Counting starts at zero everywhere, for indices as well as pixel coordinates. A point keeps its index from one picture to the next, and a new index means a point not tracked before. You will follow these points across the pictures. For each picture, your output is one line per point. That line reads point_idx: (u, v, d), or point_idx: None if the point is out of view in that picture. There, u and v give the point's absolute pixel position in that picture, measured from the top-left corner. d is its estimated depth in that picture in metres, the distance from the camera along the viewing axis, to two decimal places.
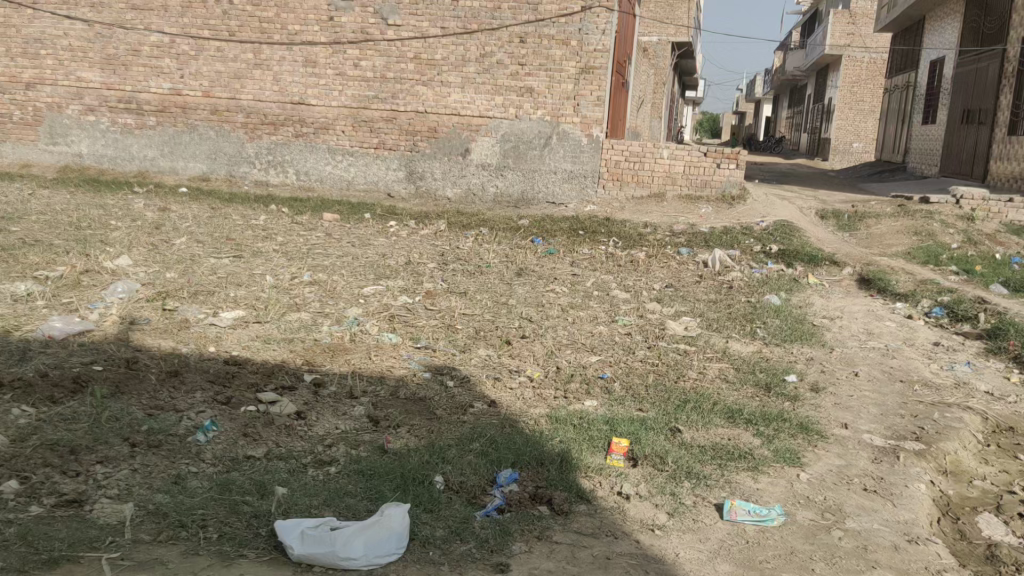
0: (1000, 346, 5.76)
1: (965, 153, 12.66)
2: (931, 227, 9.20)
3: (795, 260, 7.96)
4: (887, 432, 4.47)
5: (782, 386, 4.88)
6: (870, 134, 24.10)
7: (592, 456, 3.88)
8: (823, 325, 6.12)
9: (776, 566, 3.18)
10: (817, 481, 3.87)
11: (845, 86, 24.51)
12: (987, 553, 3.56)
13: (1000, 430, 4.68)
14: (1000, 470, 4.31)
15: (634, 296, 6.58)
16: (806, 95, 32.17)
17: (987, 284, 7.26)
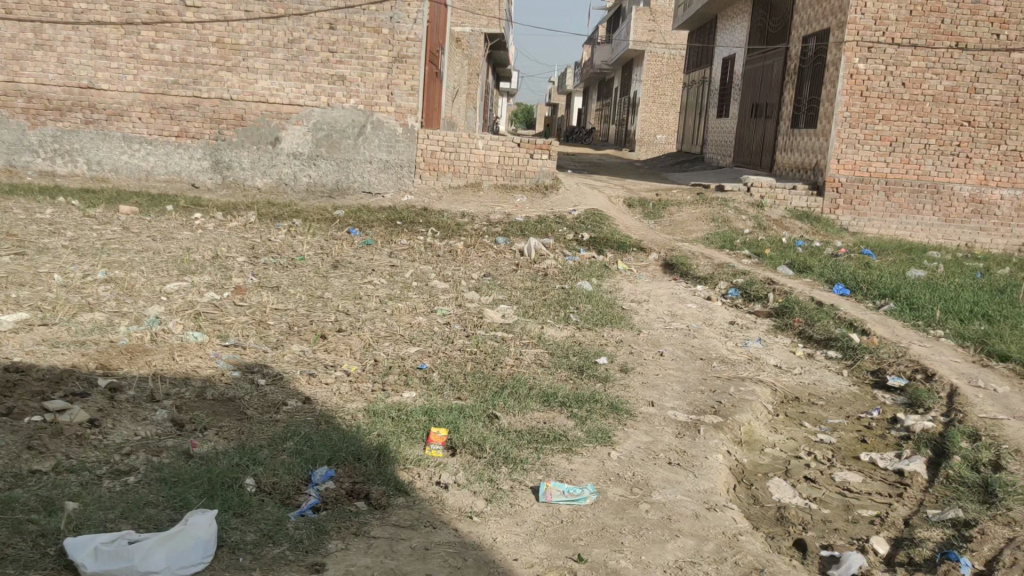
0: (786, 323, 6.29)
1: (755, 145, 13.64)
2: (726, 214, 9.87)
3: (604, 247, 8.29)
4: (689, 407, 4.75)
5: (593, 368, 5.08)
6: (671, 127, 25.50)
7: (410, 448, 3.87)
8: (632, 309, 6.41)
9: (588, 543, 3.31)
10: (627, 458, 4.06)
11: (648, 80, 25.76)
12: (777, 514, 3.87)
13: (787, 401, 5.10)
14: (788, 437, 4.70)
15: (452, 286, 6.60)
16: (613, 89, 33.58)
17: (775, 266, 7.87)
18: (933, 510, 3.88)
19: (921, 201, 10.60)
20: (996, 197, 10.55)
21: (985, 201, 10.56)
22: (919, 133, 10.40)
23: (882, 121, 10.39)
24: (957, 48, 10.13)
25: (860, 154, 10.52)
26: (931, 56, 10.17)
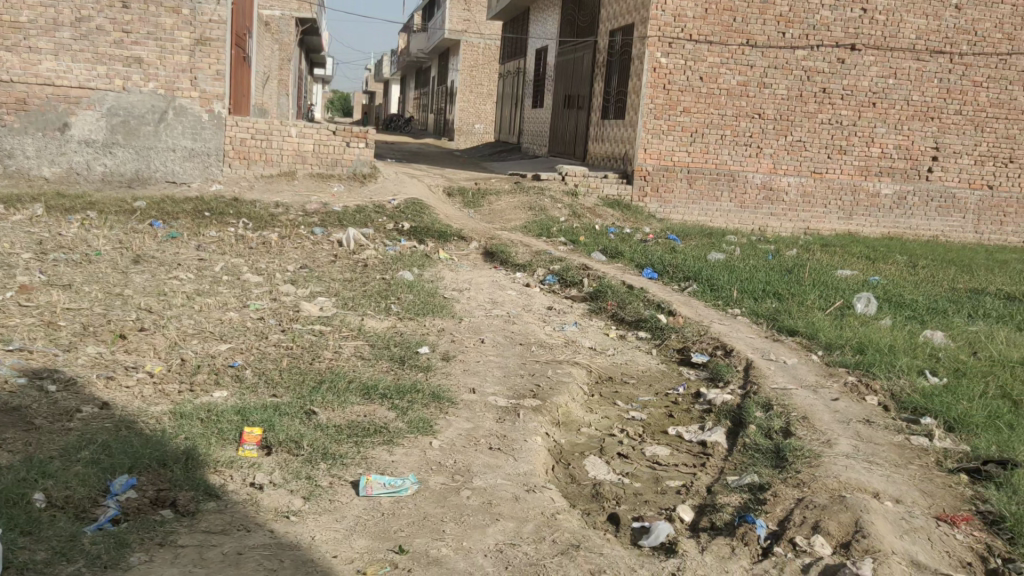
0: (600, 307, 6.54)
1: (568, 135, 14.06)
2: (542, 202, 10.12)
3: (425, 236, 8.29)
4: (509, 392, 4.84)
5: (414, 358, 5.06)
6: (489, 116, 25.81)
7: (222, 449, 3.70)
8: (453, 297, 6.44)
9: (409, 533, 3.30)
10: (448, 446, 4.07)
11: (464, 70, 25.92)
12: (592, 491, 4.04)
13: (602, 381, 5.32)
14: (603, 416, 4.90)
15: (266, 279, 6.37)
16: (431, 77, 33.53)
17: (589, 252, 8.15)
18: (732, 477, 4.17)
19: (720, 188, 11.30)
20: (783, 184, 11.45)
21: (774, 188, 11.44)
22: (716, 125, 11.09)
23: (684, 113, 10.99)
24: (747, 45, 10.90)
25: (664, 144, 11.06)
26: (725, 52, 10.89)
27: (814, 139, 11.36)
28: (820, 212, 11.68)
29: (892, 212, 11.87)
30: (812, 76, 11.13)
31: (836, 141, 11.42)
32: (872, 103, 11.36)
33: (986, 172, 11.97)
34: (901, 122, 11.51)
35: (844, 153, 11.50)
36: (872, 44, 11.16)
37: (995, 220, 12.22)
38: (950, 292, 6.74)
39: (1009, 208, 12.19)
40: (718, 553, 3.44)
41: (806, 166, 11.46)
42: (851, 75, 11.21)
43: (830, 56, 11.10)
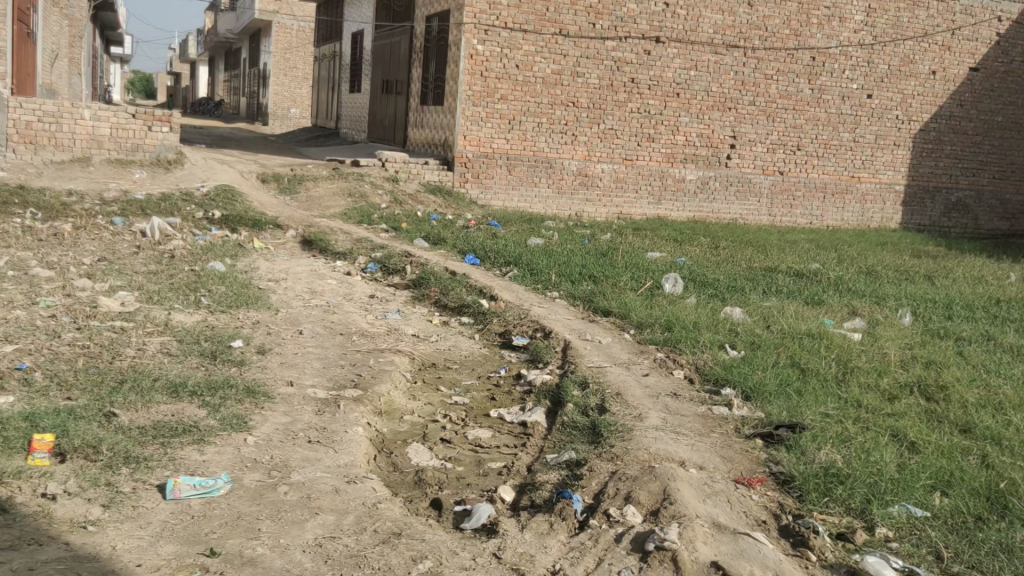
0: (423, 293, 6.53)
1: (387, 121, 13.90)
2: (363, 188, 10.09)
3: (238, 225, 7.95)
4: (328, 383, 4.74)
5: (226, 353, 4.84)
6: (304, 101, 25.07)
7: (7, 460, 3.39)
8: (269, 288, 6.21)
9: (223, 535, 3.16)
10: (264, 442, 3.93)
11: (277, 52, 25.03)
12: (415, 478, 4.04)
13: (425, 367, 5.32)
14: (425, 402, 4.90)
15: (59, 274, 5.88)
16: (241, 59, 32.11)
17: (411, 239, 8.10)
18: (551, 455, 4.29)
19: (538, 174, 11.54)
20: (597, 170, 11.87)
21: (589, 174, 11.83)
22: (532, 112, 11.31)
23: (501, 100, 11.14)
24: (560, 35, 11.21)
25: (483, 131, 11.16)
26: (540, 41, 11.13)
27: (624, 127, 11.85)
28: (631, 197, 12.18)
29: (696, 196, 12.57)
30: (621, 66, 11.61)
31: (645, 129, 11.97)
32: (676, 93, 12.01)
33: (777, 159, 12.93)
34: (703, 111, 12.23)
35: (652, 141, 12.07)
36: (675, 37, 11.80)
37: (786, 204, 13.20)
38: (747, 271, 7.23)
39: (798, 192, 13.20)
40: (537, 530, 3.53)
41: (618, 153, 11.93)
42: (657, 66, 11.80)
43: (637, 47, 11.63)
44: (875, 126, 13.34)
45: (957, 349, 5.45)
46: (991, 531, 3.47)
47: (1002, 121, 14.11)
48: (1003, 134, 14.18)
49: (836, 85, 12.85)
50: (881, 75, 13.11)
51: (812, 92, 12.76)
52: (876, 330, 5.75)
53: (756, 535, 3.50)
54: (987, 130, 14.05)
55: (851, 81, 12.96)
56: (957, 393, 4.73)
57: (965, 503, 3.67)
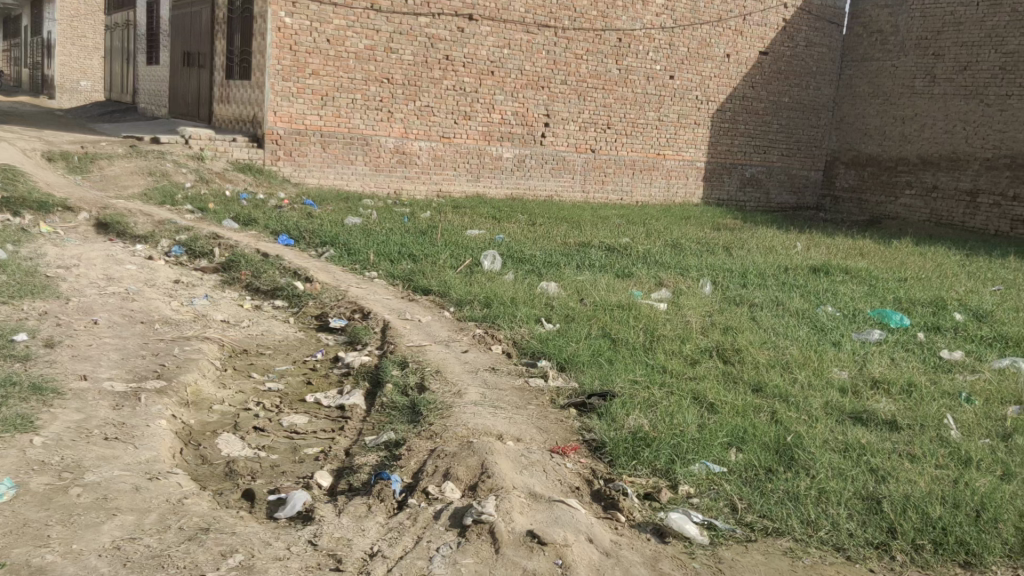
0: (233, 277, 6.25)
1: (190, 95, 13.14)
2: (164, 166, 9.50)
3: (20, 208, 7.26)
4: (128, 375, 4.43)
5: (8, 348, 4.42)
6: (96, 73, 23.26)
7: None
8: (58, 276, 5.73)
9: (5, 545, 2.89)
10: (54, 442, 3.62)
11: (62, 20, 23.05)
12: (226, 470, 3.86)
13: (235, 354, 5.09)
14: (236, 390, 4.69)
15: None
16: (21, 27, 29.31)
17: (219, 220, 7.72)
18: (369, 437, 4.24)
19: (353, 151, 11.29)
20: (415, 148, 11.78)
21: (406, 152, 11.72)
22: (346, 89, 11.06)
23: (312, 75, 10.81)
24: (372, 10, 11.01)
25: (295, 107, 10.78)
26: (351, 15, 10.89)
27: (441, 104, 11.85)
28: (450, 174, 12.19)
29: (513, 174, 12.76)
30: (435, 43, 11.59)
31: (461, 107, 12.02)
32: (491, 71, 12.15)
33: (589, 137, 13.37)
34: (516, 90, 12.44)
35: (469, 119, 12.14)
36: (488, 15, 11.91)
37: (598, 180, 13.66)
38: (561, 247, 7.43)
39: (609, 169, 13.70)
40: (355, 514, 3.47)
41: (434, 131, 11.90)
42: (471, 44, 11.87)
43: (450, 24, 11.63)
44: (678, 106, 14.08)
45: (752, 314, 5.85)
46: (779, 481, 3.75)
47: (789, 102, 15.25)
48: (790, 114, 15.33)
49: (641, 66, 13.45)
50: (681, 57, 13.85)
51: (619, 73, 13.30)
52: (680, 300, 6.07)
53: (570, 502, 3.62)
54: (776, 111, 15.14)
55: (655, 62, 13.60)
56: (751, 355, 5.08)
57: (758, 457, 3.95)
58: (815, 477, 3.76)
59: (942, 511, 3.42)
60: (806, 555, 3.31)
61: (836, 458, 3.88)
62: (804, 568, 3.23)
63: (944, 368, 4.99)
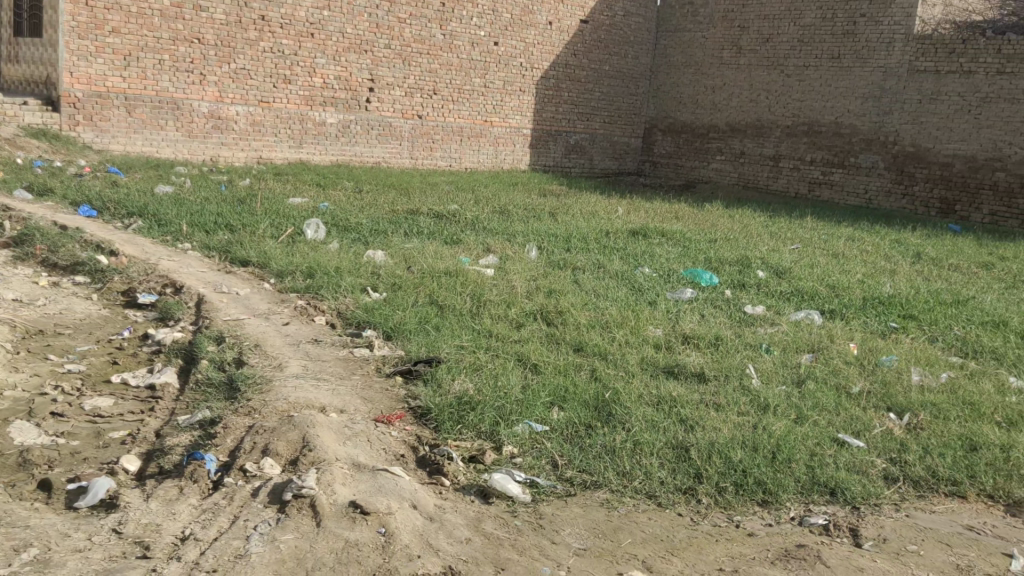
0: (27, 252, 5.74)
1: None
2: None
3: None
4: None
5: None
6: None
7: None
8: None
9: None
10: None
11: None
12: (18, 460, 3.55)
13: (30, 336, 4.68)
14: (31, 374, 4.32)
15: None
16: None
17: (9, 191, 7.05)
18: (182, 417, 4.02)
19: (163, 116, 10.62)
20: (231, 113, 11.25)
21: (222, 117, 11.17)
22: (151, 49, 10.38)
23: (113, 34, 10.06)
24: None
25: (94, 68, 9.98)
26: None
27: (258, 67, 11.38)
28: (271, 140, 11.73)
29: (338, 140, 12.44)
30: (249, 3, 11.10)
31: (280, 70, 11.59)
32: (310, 33, 11.79)
33: (414, 103, 13.24)
34: (338, 53, 12.15)
35: (289, 83, 11.73)
36: None
37: (426, 147, 13.56)
38: (388, 214, 7.33)
39: (435, 136, 13.63)
40: (165, 497, 3.29)
41: (252, 95, 11.41)
42: (287, 4, 11.46)
43: None
44: (503, 73, 14.22)
45: (574, 277, 6.00)
46: (597, 436, 3.88)
47: (610, 70, 15.70)
48: (611, 82, 15.79)
49: (465, 32, 13.49)
50: (504, 24, 13.99)
51: (443, 38, 13.28)
52: (506, 265, 6.14)
53: (394, 470, 3.59)
54: (597, 79, 15.55)
55: (478, 28, 13.66)
56: (572, 317, 5.22)
57: (578, 415, 4.07)
58: (630, 430, 3.91)
59: (742, 455, 3.65)
60: (621, 505, 3.45)
61: (650, 411, 4.06)
62: (619, 517, 3.37)
63: (748, 322, 5.33)
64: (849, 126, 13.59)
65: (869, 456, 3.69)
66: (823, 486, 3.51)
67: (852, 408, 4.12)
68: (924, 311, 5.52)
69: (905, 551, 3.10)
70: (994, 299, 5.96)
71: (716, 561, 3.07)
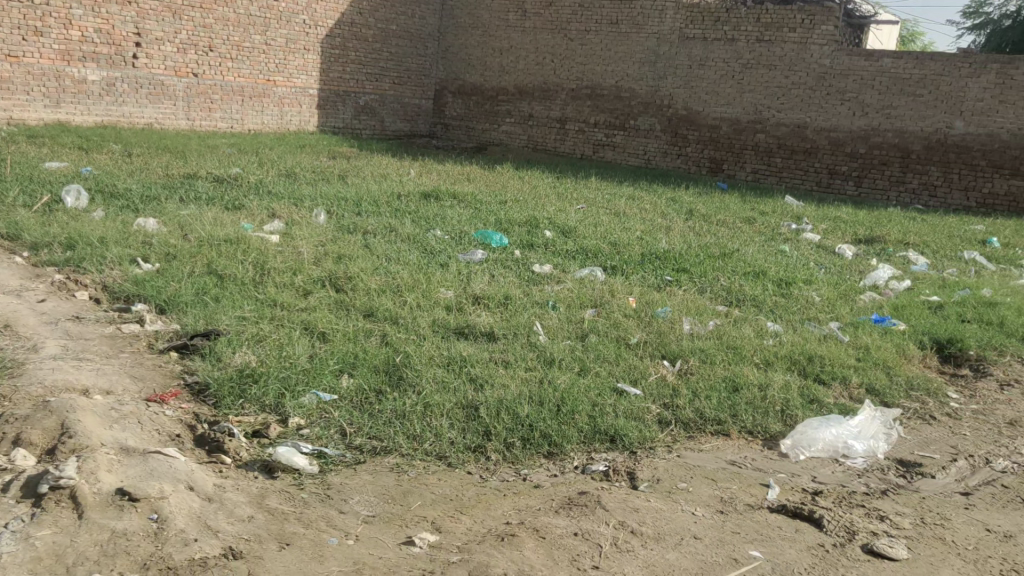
0: None
1: None
2: None
3: None
4: None
5: None
6: None
7: None
8: None
9: None
10: None
11: None
12: None
13: None
14: None
15: None
16: None
17: None
18: None
19: None
20: None
21: None
22: None
23: None
24: None
25: None
26: None
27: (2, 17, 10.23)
28: (22, 99, 10.59)
29: (103, 99, 11.48)
30: None
31: (28, 21, 10.47)
32: None
33: (189, 60, 12.45)
34: (97, 4, 11.14)
35: (40, 35, 10.62)
36: None
37: (203, 107, 12.80)
38: (162, 178, 6.85)
39: (213, 95, 12.90)
40: None
41: None
42: None
43: None
44: (284, 29, 13.63)
45: (364, 242, 5.88)
46: (387, 401, 3.83)
47: (397, 30, 15.43)
48: (399, 42, 15.53)
49: None
50: None
51: None
52: (292, 231, 5.91)
53: (169, 451, 3.35)
54: (384, 38, 15.22)
55: None
56: (362, 282, 5.11)
57: (367, 381, 3.99)
58: (420, 392, 3.89)
59: (529, 410, 3.74)
60: (411, 468, 3.44)
61: (439, 373, 4.06)
62: (409, 481, 3.35)
63: (536, 281, 5.46)
64: (628, 89, 14.20)
65: (645, 402, 3.90)
66: (603, 434, 3.67)
67: (630, 357, 4.33)
68: (695, 265, 5.88)
69: (676, 489, 3.30)
70: (755, 251, 6.45)
71: (503, 515, 3.12)
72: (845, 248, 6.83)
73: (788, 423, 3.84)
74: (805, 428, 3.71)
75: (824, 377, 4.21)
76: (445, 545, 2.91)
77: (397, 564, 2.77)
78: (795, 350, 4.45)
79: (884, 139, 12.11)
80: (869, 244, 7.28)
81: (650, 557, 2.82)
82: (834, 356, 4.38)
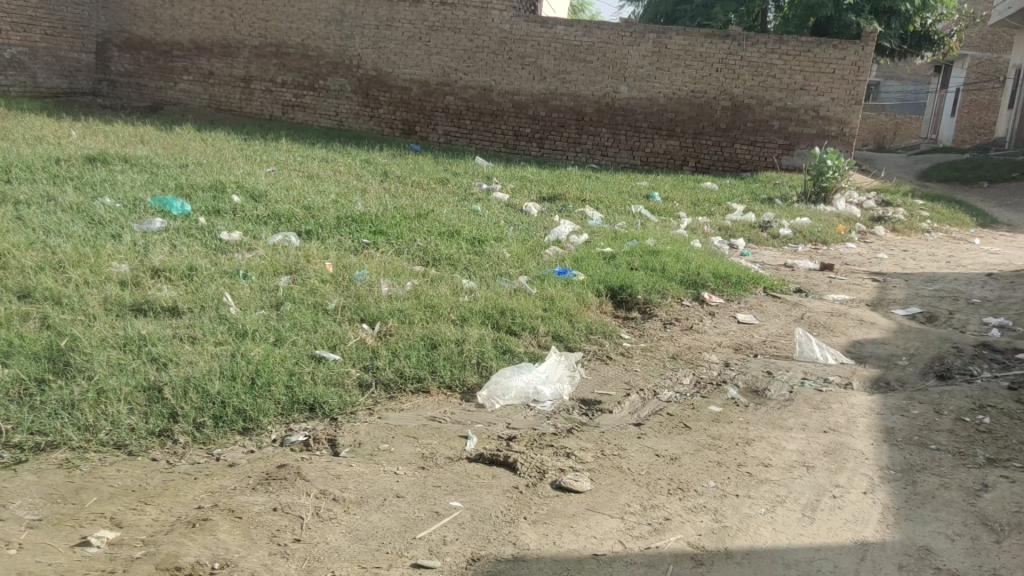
0: None
1: None
2: None
3: None
4: None
5: None
6: None
7: None
8: None
9: None
10: None
11: None
12: None
13: None
14: None
15: None
16: None
17: None
18: None
19: None
20: None
21: None
22: None
23: None
24: None
25: None
26: None
27: None
28: None
29: None
30: None
31: None
32: None
33: None
34: None
35: None
36: None
37: None
38: None
39: None
40: None
41: None
42: None
43: None
44: None
45: (16, 214, 5.15)
46: (50, 391, 3.37)
47: None
48: None
49: None
50: None
51: None
52: None
53: None
54: None
55: None
56: (15, 259, 4.47)
57: (25, 370, 3.48)
58: (91, 378, 3.48)
59: (220, 386, 3.49)
60: (84, 462, 3.08)
61: (114, 354, 3.66)
62: (82, 476, 2.99)
63: (224, 249, 5.14)
64: (314, 48, 13.75)
65: (344, 367, 3.83)
66: (302, 404, 3.55)
67: (327, 323, 4.22)
68: (391, 226, 5.88)
69: (378, 451, 3.28)
70: (449, 211, 6.59)
71: (194, 499, 2.88)
72: (531, 206, 7.21)
73: (484, 375, 3.98)
74: (499, 378, 3.88)
75: (515, 328, 4.40)
76: (127, 541, 2.62)
77: (68, 571, 2.46)
78: (488, 305, 4.60)
79: (561, 103, 13.09)
80: (552, 201, 7.76)
81: (353, 522, 2.77)
82: (524, 308, 4.60)
